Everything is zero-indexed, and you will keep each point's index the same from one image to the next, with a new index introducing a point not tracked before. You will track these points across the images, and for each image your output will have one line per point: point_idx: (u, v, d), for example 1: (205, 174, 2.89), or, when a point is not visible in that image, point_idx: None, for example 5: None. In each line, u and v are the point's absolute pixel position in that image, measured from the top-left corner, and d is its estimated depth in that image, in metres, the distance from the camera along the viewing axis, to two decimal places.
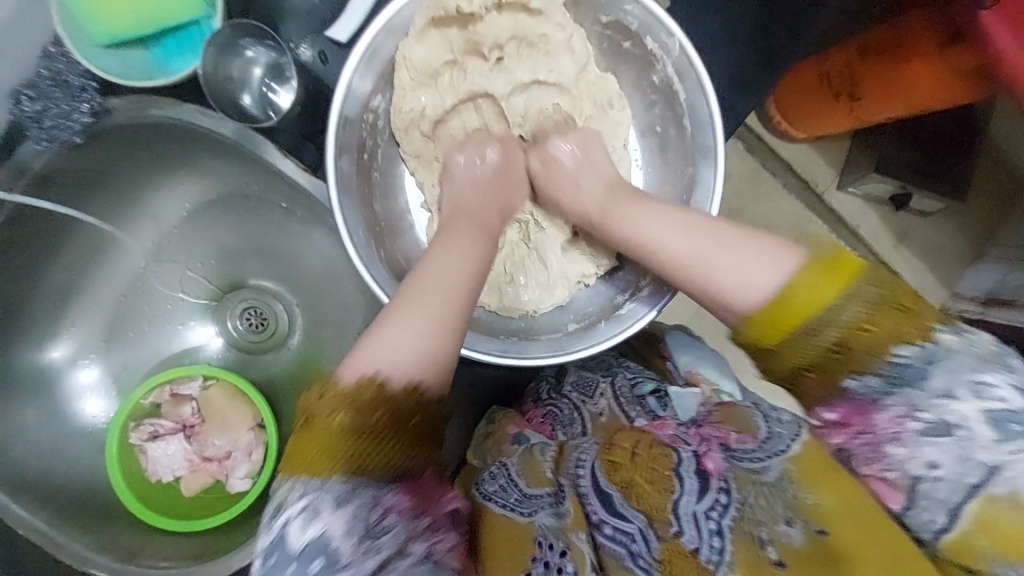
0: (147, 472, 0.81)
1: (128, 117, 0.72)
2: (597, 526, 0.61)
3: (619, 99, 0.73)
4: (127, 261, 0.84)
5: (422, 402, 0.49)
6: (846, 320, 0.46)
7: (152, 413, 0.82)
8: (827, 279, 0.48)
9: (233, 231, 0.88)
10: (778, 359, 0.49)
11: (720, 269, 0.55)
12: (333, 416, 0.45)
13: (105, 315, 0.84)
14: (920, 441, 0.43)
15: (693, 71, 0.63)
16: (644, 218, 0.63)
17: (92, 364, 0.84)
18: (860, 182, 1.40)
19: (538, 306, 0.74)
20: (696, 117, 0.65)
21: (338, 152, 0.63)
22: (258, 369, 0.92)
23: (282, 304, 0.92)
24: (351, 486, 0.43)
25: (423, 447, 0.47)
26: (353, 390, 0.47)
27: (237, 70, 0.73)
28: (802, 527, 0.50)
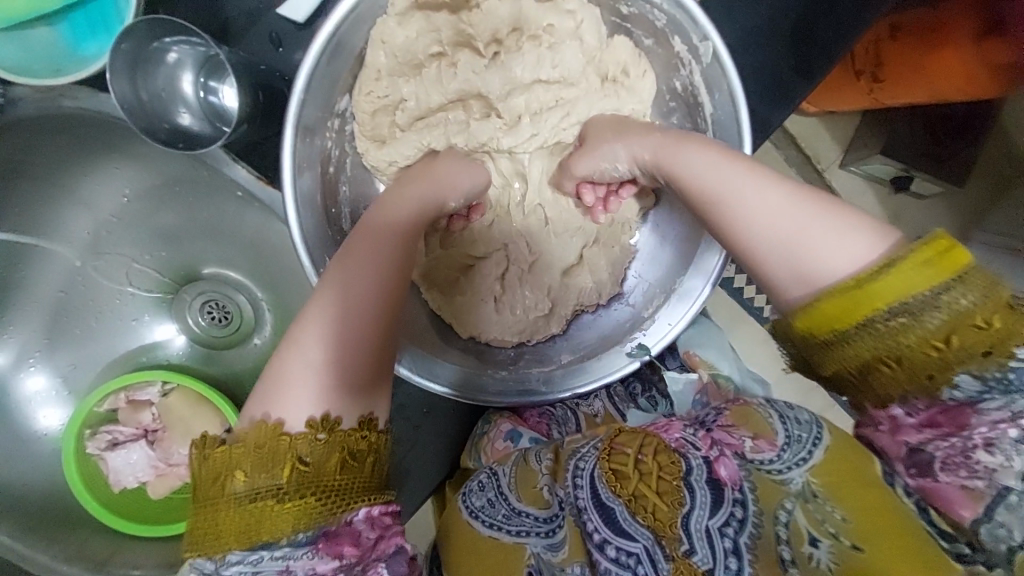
0: (109, 482, 0.77)
1: (38, 106, 0.62)
2: (599, 547, 0.53)
3: (635, 61, 0.61)
4: (60, 258, 0.74)
5: (339, 438, 0.46)
6: (950, 307, 0.44)
7: (109, 419, 0.78)
8: (936, 266, 0.45)
9: (183, 222, 0.78)
10: (864, 337, 0.46)
11: (824, 245, 0.49)
12: (222, 487, 0.43)
13: (44, 313, 0.75)
14: (1017, 447, 0.43)
15: (726, 81, 0.54)
16: (723, 171, 0.54)
17: (37, 369, 0.76)
18: (863, 163, 1.35)
19: (534, 335, 0.68)
20: (722, 136, 0.57)
21: (298, 171, 0.53)
22: (224, 368, 0.86)
23: (245, 295, 0.85)
24: (253, 561, 0.42)
25: (353, 475, 0.46)
26: (233, 452, 0.43)
27: (163, 83, 0.62)
28: (833, 544, 0.48)
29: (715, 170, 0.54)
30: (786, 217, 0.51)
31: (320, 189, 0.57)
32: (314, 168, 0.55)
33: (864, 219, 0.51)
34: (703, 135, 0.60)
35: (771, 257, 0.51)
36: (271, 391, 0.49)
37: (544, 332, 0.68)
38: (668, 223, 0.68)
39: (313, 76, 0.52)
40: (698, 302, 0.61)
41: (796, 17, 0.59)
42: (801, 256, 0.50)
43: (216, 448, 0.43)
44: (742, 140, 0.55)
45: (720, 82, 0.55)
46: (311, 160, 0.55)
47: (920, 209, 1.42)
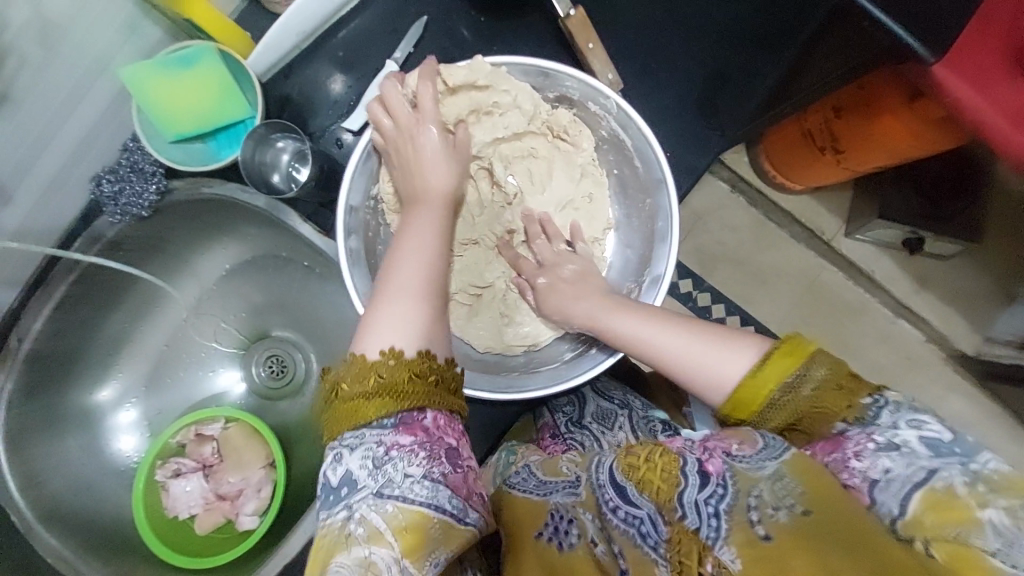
0: (166, 509, 0.88)
1: (189, 194, 0.81)
2: (611, 509, 0.60)
3: (572, 126, 0.78)
4: (171, 316, 0.96)
5: (420, 363, 0.56)
6: (812, 379, 0.54)
7: (178, 452, 0.91)
8: (778, 358, 0.56)
9: (262, 292, 1.00)
10: (770, 416, 0.56)
11: (710, 359, 0.61)
12: (337, 390, 0.55)
13: (148, 361, 0.95)
14: (876, 453, 0.49)
15: (633, 123, 0.71)
16: (633, 314, 0.68)
17: (132, 406, 0.94)
18: (866, 230, 1.41)
19: (537, 340, 0.78)
20: (645, 158, 0.73)
21: (347, 233, 0.73)
22: (276, 415, 1.00)
23: (302, 353, 1.02)
24: (359, 434, 0.53)
25: (422, 387, 0.55)
26: (338, 380, 0.55)
27: (270, 156, 0.79)
28: (790, 510, 0.48)
29: (627, 317, 0.68)
30: (682, 344, 0.63)
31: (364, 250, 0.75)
32: (360, 231, 0.75)
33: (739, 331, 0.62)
34: (632, 162, 0.76)
35: (685, 375, 0.62)
36: (380, 330, 0.58)
37: (546, 333, 0.77)
38: (631, 232, 0.80)
39: (355, 174, 0.73)
40: (664, 286, 0.72)
41: (701, 91, 0.80)
42: (703, 377, 0.61)
43: (332, 375, 0.56)
44: (657, 156, 0.72)
45: (631, 125, 0.72)
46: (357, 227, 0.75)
47: (948, 270, 1.44)
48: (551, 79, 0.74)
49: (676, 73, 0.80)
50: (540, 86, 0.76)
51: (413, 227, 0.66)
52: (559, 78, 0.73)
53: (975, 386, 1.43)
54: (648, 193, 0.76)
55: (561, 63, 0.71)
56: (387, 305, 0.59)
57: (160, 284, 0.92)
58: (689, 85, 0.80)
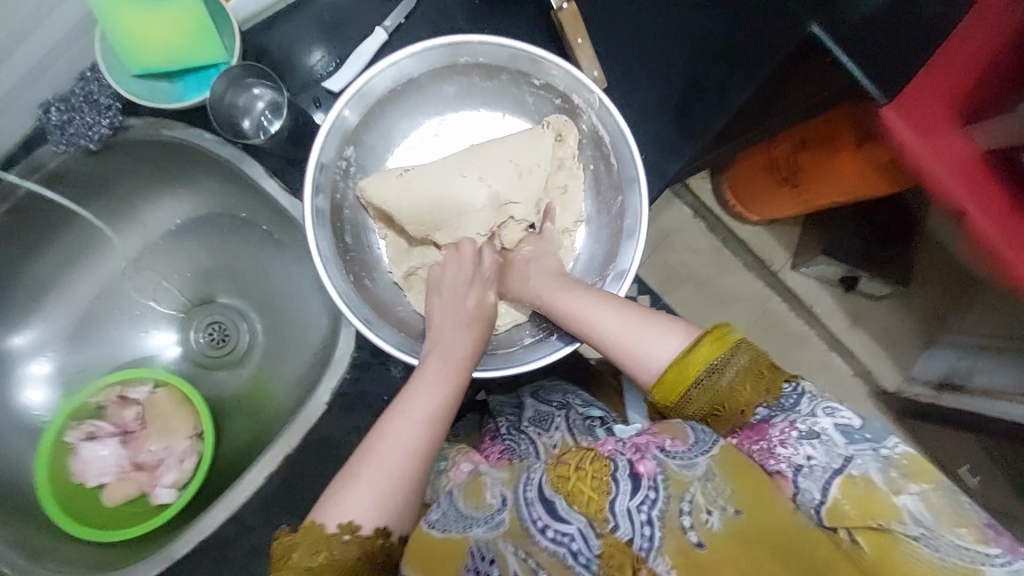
0: (72, 474, 0.80)
1: (144, 134, 0.76)
2: (539, 529, 0.53)
3: (561, 121, 0.77)
4: (108, 267, 0.90)
5: (375, 539, 0.57)
6: (735, 364, 0.55)
7: (94, 414, 0.83)
8: (710, 344, 0.56)
9: (213, 254, 0.95)
10: (691, 401, 0.56)
11: (643, 343, 0.62)
12: (286, 560, 0.56)
13: (75, 313, 0.88)
14: (800, 441, 0.52)
15: (612, 119, 0.73)
16: (578, 300, 0.69)
17: (48, 358, 0.86)
18: (813, 264, 1.48)
19: (497, 321, 0.76)
20: (619, 153, 0.74)
21: (315, 190, 0.70)
22: (210, 386, 0.94)
23: (248, 324, 0.96)
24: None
25: (371, 562, 0.57)
26: (290, 558, 0.56)
27: (242, 101, 0.75)
28: (722, 511, 0.48)
29: (576, 301, 0.69)
30: (619, 329, 0.64)
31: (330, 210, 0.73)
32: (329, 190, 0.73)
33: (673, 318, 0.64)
34: (608, 157, 0.76)
35: (619, 357, 0.63)
36: (355, 493, 0.58)
37: (505, 316, 0.77)
38: (601, 229, 0.80)
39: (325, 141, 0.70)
40: (628, 279, 0.73)
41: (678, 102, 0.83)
42: (635, 360, 0.62)
43: (285, 537, 0.58)
44: (632, 154, 0.73)
45: (611, 121, 0.74)
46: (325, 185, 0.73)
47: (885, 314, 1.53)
48: (538, 68, 0.74)
49: (657, 81, 0.83)
50: (528, 71, 0.75)
51: (411, 386, 0.64)
52: (546, 67, 0.74)
53: (896, 425, 1.51)
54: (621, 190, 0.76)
55: (550, 51, 0.72)
56: (358, 471, 0.59)
57: (100, 227, 0.86)
58: (667, 94, 0.83)
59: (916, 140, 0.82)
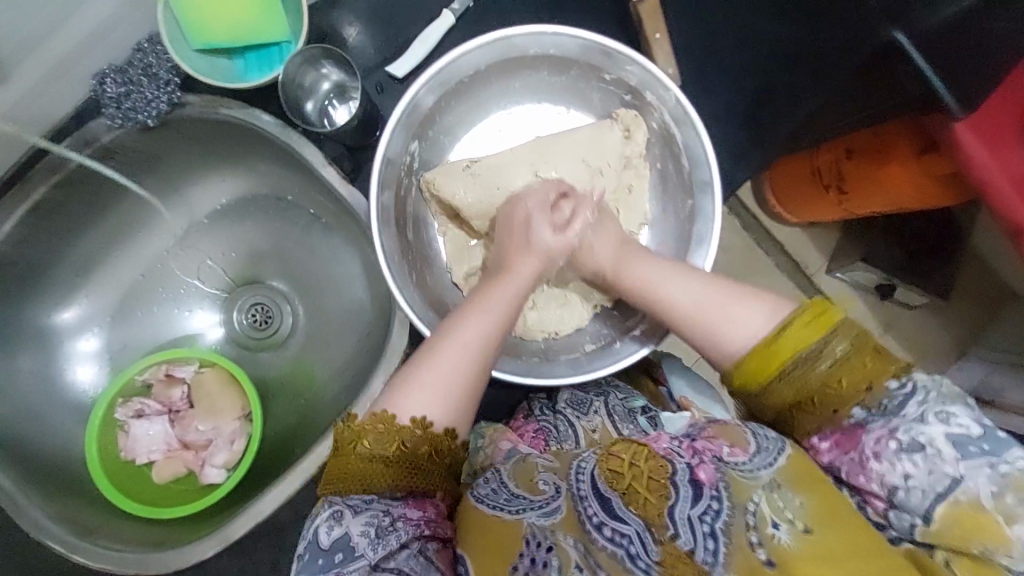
0: (121, 452, 0.81)
1: (201, 111, 0.74)
2: (596, 529, 0.55)
3: (635, 122, 0.75)
4: (153, 245, 0.89)
5: (437, 441, 0.59)
6: (832, 354, 0.55)
7: (141, 392, 0.83)
8: (810, 326, 0.57)
9: (258, 232, 0.93)
10: (779, 388, 0.58)
11: (727, 320, 0.63)
12: (352, 447, 0.57)
13: (119, 290, 0.88)
14: (897, 456, 0.50)
15: (689, 118, 0.70)
16: (658, 270, 0.70)
17: (93, 336, 0.86)
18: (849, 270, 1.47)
19: (560, 329, 0.79)
20: (693, 156, 0.71)
21: (381, 187, 0.68)
22: (254, 367, 0.95)
23: (291, 307, 0.95)
24: (365, 500, 0.57)
25: (437, 465, 0.59)
26: (361, 428, 0.57)
27: (309, 80, 0.73)
28: (790, 526, 0.51)
29: (650, 270, 0.70)
30: (699, 305, 0.66)
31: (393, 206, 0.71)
32: (393, 187, 0.70)
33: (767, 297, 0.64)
34: (678, 158, 0.74)
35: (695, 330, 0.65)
36: (415, 389, 0.61)
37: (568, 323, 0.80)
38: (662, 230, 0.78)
39: (392, 135, 0.68)
40: None
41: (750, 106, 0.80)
42: (723, 336, 0.63)
43: (355, 420, 0.58)
44: (710, 159, 0.70)
45: (686, 121, 0.70)
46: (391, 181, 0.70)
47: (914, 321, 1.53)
48: (614, 61, 0.71)
49: (731, 81, 0.80)
50: (602, 65, 0.72)
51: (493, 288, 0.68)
52: (620, 61, 0.70)
53: None
54: (692, 194, 0.74)
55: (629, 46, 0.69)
56: (431, 360, 0.62)
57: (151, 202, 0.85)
58: (741, 97, 0.80)
59: (989, 160, 0.72)
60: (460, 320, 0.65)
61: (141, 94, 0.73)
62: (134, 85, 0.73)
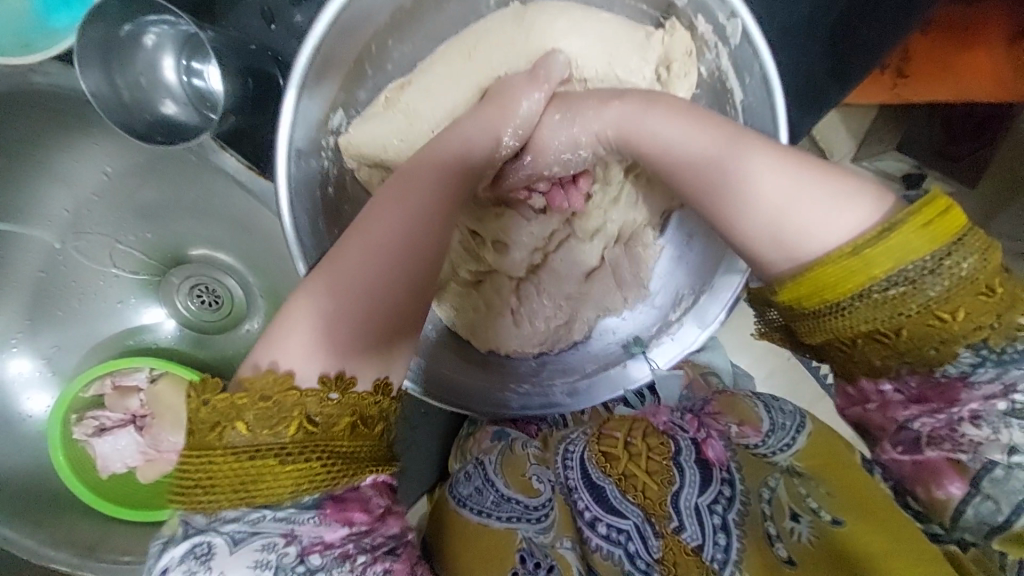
0: (97, 466, 0.76)
1: (8, 81, 0.62)
2: (589, 525, 0.58)
3: (683, 59, 0.56)
4: (39, 239, 0.72)
5: (356, 400, 0.45)
6: (950, 273, 0.42)
7: (95, 404, 0.76)
8: (930, 230, 0.42)
9: (171, 203, 0.75)
10: (860, 309, 0.43)
11: (804, 213, 0.46)
12: (221, 437, 0.41)
13: (24, 294, 0.73)
14: (1004, 420, 0.44)
15: (758, 64, 0.52)
16: (697, 138, 0.50)
17: (19, 352, 0.75)
18: (876, 159, 1.06)
19: (555, 344, 0.70)
20: (755, 124, 0.55)
21: (296, 200, 0.52)
22: (217, 352, 0.83)
23: (235, 279, 0.81)
24: (251, 520, 0.42)
25: (361, 442, 0.45)
26: (237, 401, 0.42)
27: (144, 72, 0.63)
28: (813, 519, 0.51)
29: (685, 135, 0.50)
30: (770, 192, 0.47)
31: (329, 209, 0.57)
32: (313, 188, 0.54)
33: (856, 186, 0.46)
34: (731, 125, 0.57)
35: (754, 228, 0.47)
36: (306, 337, 0.46)
37: (565, 340, 0.70)
38: (691, 224, 0.68)
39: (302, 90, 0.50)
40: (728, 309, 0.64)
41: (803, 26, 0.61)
42: (788, 232, 0.46)
43: (219, 394, 0.42)
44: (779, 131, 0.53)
45: (751, 64, 0.53)
46: (312, 184, 0.54)
47: None
48: None
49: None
50: None
51: (421, 186, 0.50)
52: None
53: None
54: None
55: None
56: (341, 290, 0.47)
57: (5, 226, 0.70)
58: None
59: None
60: (378, 239, 0.48)
61: None
62: None
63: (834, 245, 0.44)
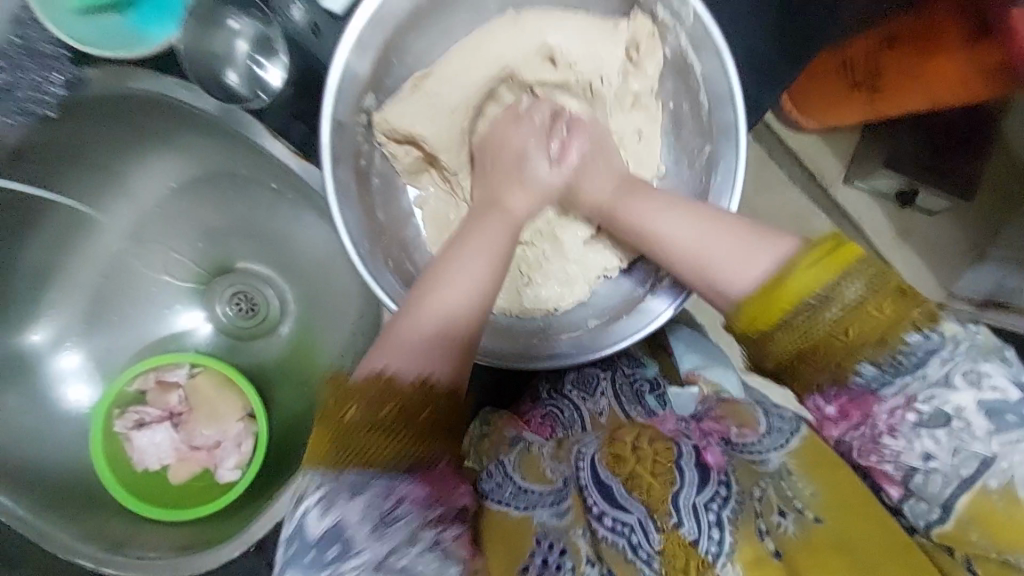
0: (132, 461, 0.79)
1: (103, 88, 0.70)
2: (598, 518, 0.51)
3: (647, 41, 0.67)
4: (103, 243, 0.81)
5: (432, 393, 0.49)
6: (842, 299, 0.45)
7: (136, 400, 0.80)
8: (823, 264, 0.47)
9: (219, 212, 0.84)
10: (781, 337, 0.47)
11: (733, 262, 0.53)
12: (344, 413, 0.45)
13: (84, 296, 0.81)
14: (915, 432, 0.43)
15: (710, 39, 0.62)
16: (652, 211, 0.61)
17: (73, 350, 0.82)
18: (870, 178, 1.13)
19: (559, 304, 0.74)
20: (714, 91, 0.63)
21: (335, 159, 0.62)
22: (248, 356, 0.89)
23: (273, 288, 0.89)
24: (365, 480, 0.44)
25: (439, 428, 0.48)
26: (354, 389, 0.46)
27: (218, 45, 0.76)
28: (798, 516, 0.48)
29: (653, 207, 0.61)
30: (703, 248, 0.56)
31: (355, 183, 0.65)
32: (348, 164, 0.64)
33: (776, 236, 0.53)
34: (696, 95, 0.66)
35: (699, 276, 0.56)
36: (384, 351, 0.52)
37: (570, 297, 0.74)
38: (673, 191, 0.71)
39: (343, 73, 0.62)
40: None
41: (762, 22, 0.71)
42: (719, 278, 0.54)
43: (341, 383, 0.47)
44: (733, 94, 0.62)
45: (705, 42, 0.62)
46: (347, 159, 0.64)
47: None
48: None
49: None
50: None
51: (461, 246, 0.60)
52: None
53: None
54: (712, 136, 0.66)
55: None
56: (403, 328, 0.54)
57: (82, 209, 0.78)
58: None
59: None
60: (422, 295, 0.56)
61: (29, 80, 0.70)
62: (21, 71, 0.69)
63: (756, 282, 0.51)
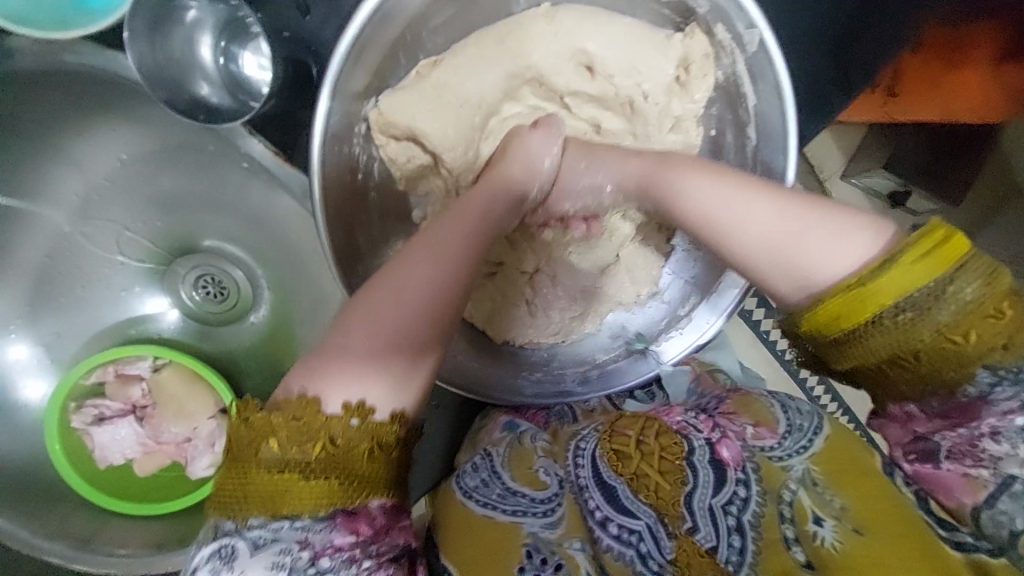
0: (94, 458, 0.75)
1: (36, 60, 0.63)
2: (600, 524, 0.55)
3: (700, 61, 0.62)
4: (48, 223, 0.72)
5: (378, 426, 0.44)
6: (953, 301, 0.42)
7: (94, 393, 0.75)
8: (935, 258, 0.42)
9: (183, 187, 0.75)
10: (871, 348, 0.43)
11: (816, 255, 0.47)
12: (256, 453, 0.42)
13: (29, 277, 0.72)
14: (1023, 436, 0.41)
15: (773, 73, 0.57)
16: (704, 194, 0.51)
17: (18, 339, 0.74)
18: (866, 176, 1.03)
19: (568, 335, 0.73)
20: (766, 130, 0.60)
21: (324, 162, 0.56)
22: (218, 343, 0.82)
23: (243, 271, 0.81)
24: (273, 529, 0.41)
25: (377, 465, 0.44)
26: (270, 420, 0.42)
27: (181, 47, 0.66)
28: (835, 523, 0.48)
29: (703, 190, 0.52)
30: (774, 242, 0.48)
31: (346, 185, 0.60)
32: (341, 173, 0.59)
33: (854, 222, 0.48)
34: (745, 126, 0.62)
35: (773, 271, 0.48)
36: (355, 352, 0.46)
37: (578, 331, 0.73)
38: None
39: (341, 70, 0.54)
40: (730, 310, 0.67)
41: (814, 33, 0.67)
42: (799, 273, 0.47)
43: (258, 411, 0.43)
44: (788, 134, 0.58)
45: (766, 73, 0.58)
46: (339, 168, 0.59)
47: None
48: None
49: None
50: None
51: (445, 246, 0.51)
52: None
53: None
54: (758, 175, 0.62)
55: None
56: (379, 325, 0.47)
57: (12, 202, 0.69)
58: None
59: None
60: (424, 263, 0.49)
61: None
62: None
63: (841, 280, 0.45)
